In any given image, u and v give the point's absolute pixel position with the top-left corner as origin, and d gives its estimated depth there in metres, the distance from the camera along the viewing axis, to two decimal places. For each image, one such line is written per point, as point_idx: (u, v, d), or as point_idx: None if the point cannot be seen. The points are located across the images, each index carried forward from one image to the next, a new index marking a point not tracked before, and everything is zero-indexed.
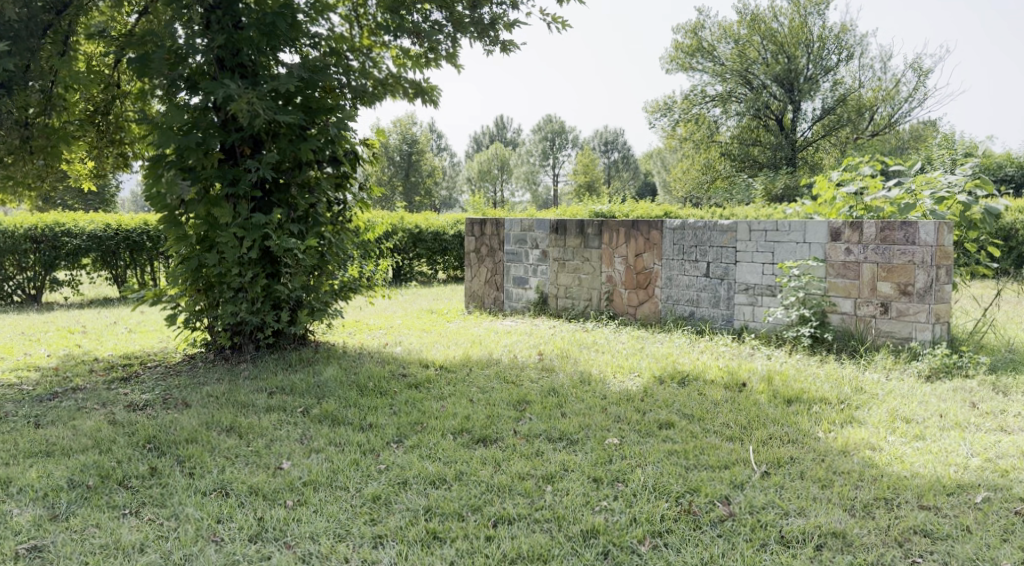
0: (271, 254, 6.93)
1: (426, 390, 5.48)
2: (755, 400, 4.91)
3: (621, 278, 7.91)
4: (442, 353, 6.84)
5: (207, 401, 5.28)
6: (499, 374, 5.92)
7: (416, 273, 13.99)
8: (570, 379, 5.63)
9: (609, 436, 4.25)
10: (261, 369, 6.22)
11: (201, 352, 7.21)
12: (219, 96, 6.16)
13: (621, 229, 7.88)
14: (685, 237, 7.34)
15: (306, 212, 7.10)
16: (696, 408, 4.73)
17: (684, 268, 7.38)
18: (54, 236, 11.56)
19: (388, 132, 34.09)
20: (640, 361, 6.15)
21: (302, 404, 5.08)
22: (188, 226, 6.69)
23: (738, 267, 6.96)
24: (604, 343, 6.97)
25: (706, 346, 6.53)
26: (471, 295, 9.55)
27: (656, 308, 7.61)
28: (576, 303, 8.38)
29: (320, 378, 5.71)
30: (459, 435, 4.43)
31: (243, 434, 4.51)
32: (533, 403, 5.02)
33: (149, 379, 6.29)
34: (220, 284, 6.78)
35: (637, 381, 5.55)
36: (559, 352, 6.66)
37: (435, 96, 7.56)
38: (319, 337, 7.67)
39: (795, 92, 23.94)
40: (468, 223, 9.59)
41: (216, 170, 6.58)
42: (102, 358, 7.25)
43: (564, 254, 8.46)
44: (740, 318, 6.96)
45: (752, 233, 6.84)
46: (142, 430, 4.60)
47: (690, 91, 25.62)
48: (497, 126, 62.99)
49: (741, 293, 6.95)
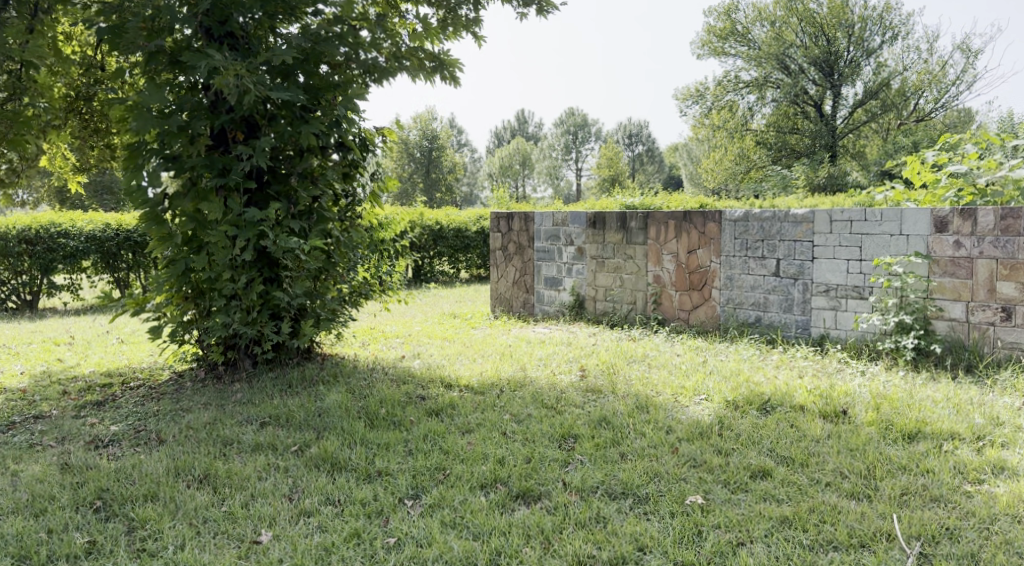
0: (268, 256, 5.95)
1: (449, 420, 4.50)
2: (866, 436, 3.90)
3: (670, 278, 6.87)
4: (469, 368, 5.88)
5: (184, 438, 4.34)
6: (536, 397, 4.95)
7: (436, 272, 13.04)
8: (625, 405, 4.63)
9: (688, 492, 3.29)
10: (256, 392, 5.29)
11: (190, 368, 6.26)
12: (202, 70, 5.19)
13: (670, 222, 6.85)
14: (749, 230, 6.29)
15: (309, 207, 6.08)
16: (794, 449, 3.74)
17: (748, 266, 6.33)
18: (51, 237, 10.74)
19: (408, 128, 33.14)
20: (706, 380, 5.12)
21: (298, 441, 4.12)
22: (173, 224, 5.76)
23: (816, 264, 5.90)
24: (657, 355, 5.94)
25: (782, 361, 5.49)
26: (498, 298, 8.59)
27: (714, 312, 6.58)
28: (617, 307, 7.35)
29: (323, 406, 4.75)
30: (492, 490, 3.45)
31: (218, 487, 3.55)
32: (582, 441, 4.01)
33: (125, 403, 5.38)
34: (211, 291, 5.83)
35: (706, 408, 4.53)
36: (605, 368, 5.65)
37: (455, 69, 6.55)
38: (327, 349, 6.71)
39: (836, 75, 22.60)
40: (493, 218, 8.60)
41: (203, 158, 5.63)
42: (81, 376, 6.33)
43: (603, 252, 7.44)
44: (819, 325, 5.91)
45: (834, 224, 5.78)
46: (94, 480, 3.68)
47: (723, 77, 24.45)
48: (518, 120, 61.97)
49: (820, 296, 5.89)
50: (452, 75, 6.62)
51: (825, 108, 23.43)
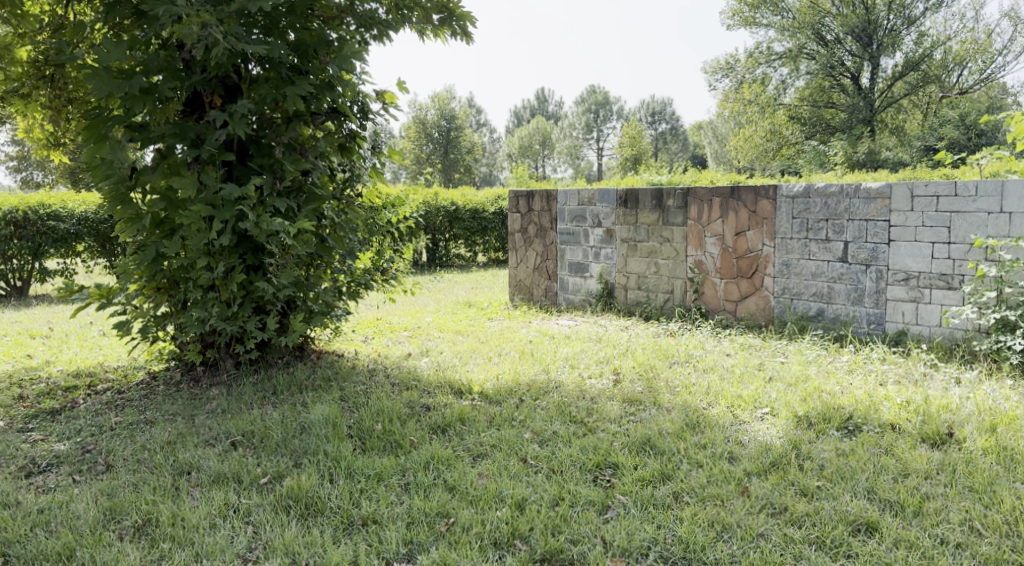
0: (253, 240, 5.14)
1: (457, 441, 3.70)
2: (989, 470, 3.05)
3: (714, 264, 5.99)
4: (484, 370, 5.06)
5: (134, 465, 3.57)
6: (562, 408, 4.13)
7: (452, 256, 12.24)
8: (672, 422, 3.77)
9: (772, 561, 2.52)
10: (234, 401, 4.52)
11: (167, 368, 5.47)
12: (163, 19, 4.36)
13: (714, 199, 5.96)
14: (810, 208, 5.38)
15: (299, 183, 5.24)
16: (901, 490, 2.91)
17: (808, 250, 5.42)
18: (41, 220, 10.00)
19: (425, 106, 32.10)
20: (767, 389, 4.25)
21: (269, 471, 3.34)
22: (141, 203, 4.97)
23: (893, 248, 5.00)
24: (703, 354, 5.07)
25: (856, 364, 4.63)
26: (517, 286, 7.74)
27: (766, 304, 5.69)
28: (652, 297, 6.48)
29: (307, 421, 3.95)
30: (510, 551, 2.67)
31: (157, 540, 2.81)
32: (622, 474, 3.18)
33: (83, 412, 4.62)
34: (184, 281, 5.02)
35: (773, 428, 3.68)
36: (643, 371, 4.80)
37: (467, 17, 5.58)
38: (323, 346, 5.91)
39: (874, 46, 21.18)
40: (512, 197, 7.72)
41: (171, 126, 4.80)
42: (44, 378, 5.56)
43: (636, 235, 6.57)
44: (896, 320, 5.03)
45: (916, 200, 4.87)
46: (6, 527, 2.93)
47: (755, 48, 23.24)
48: (538, 99, 60.81)
49: (897, 285, 5.01)
50: (462, 27, 5.64)
51: (862, 81, 22.17)
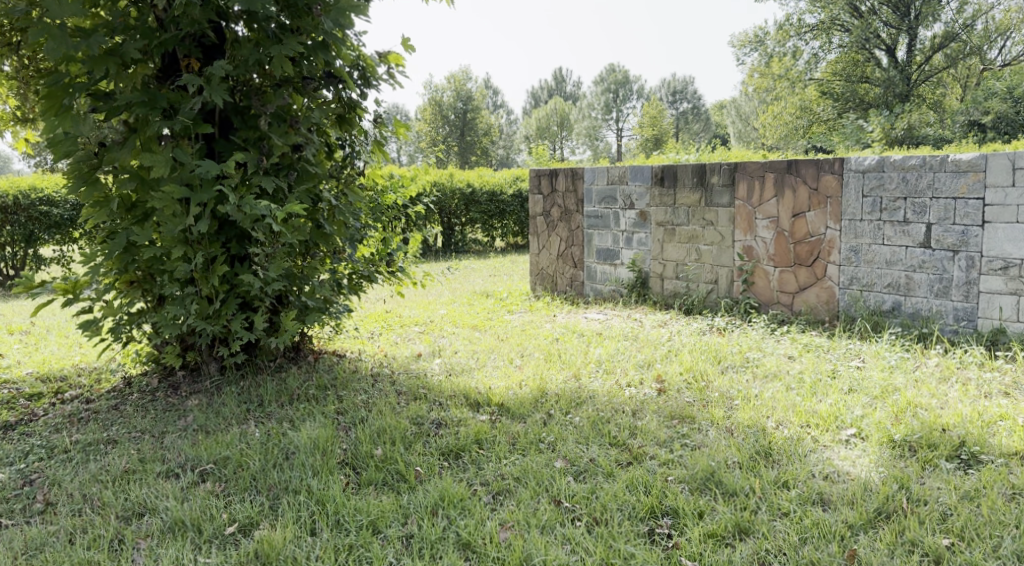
0: (237, 227, 4.42)
1: (473, 472, 2.99)
2: None
3: (767, 249, 5.24)
4: (504, 375, 4.35)
5: (78, 505, 2.89)
6: (601, 427, 3.41)
7: (468, 241, 11.55)
8: (739, 448, 3.04)
9: None
10: (212, 415, 3.86)
11: (145, 371, 4.78)
12: None
13: (768, 175, 5.19)
14: (885, 183, 4.59)
15: (290, 161, 4.50)
16: None
17: (882, 234, 4.65)
18: (35, 205, 9.35)
19: (441, 88, 31.23)
20: (849, 403, 3.50)
21: (239, 518, 2.66)
22: (107, 184, 4.24)
23: (987, 231, 4.22)
24: (763, 357, 4.32)
25: (949, 371, 3.88)
26: (539, 274, 7.02)
27: (829, 296, 4.94)
28: (693, 288, 5.73)
29: (293, 445, 3.25)
30: None
31: None
32: (686, 528, 2.48)
33: (39, 426, 3.97)
34: (158, 274, 4.31)
35: (866, 457, 2.95)
36: (692, 377, 4.07)
37: None
38: (322, 344, 5.22)
39: (912, 16, 20.01)
40: (534, 176, 6.96)
41: (139, 94, 4.05)
42: (9, 382, 4.87)
43: (675, 217, 5.81)
44: (990, 316, 4.27)
45: (1019, 173, 4.07)
46: None
47: (785, 21, 22.15)
48: (556, 80, 59.78)
49: (992, 276, 4.24)
50: None
51: (898, 54, 21.05)
